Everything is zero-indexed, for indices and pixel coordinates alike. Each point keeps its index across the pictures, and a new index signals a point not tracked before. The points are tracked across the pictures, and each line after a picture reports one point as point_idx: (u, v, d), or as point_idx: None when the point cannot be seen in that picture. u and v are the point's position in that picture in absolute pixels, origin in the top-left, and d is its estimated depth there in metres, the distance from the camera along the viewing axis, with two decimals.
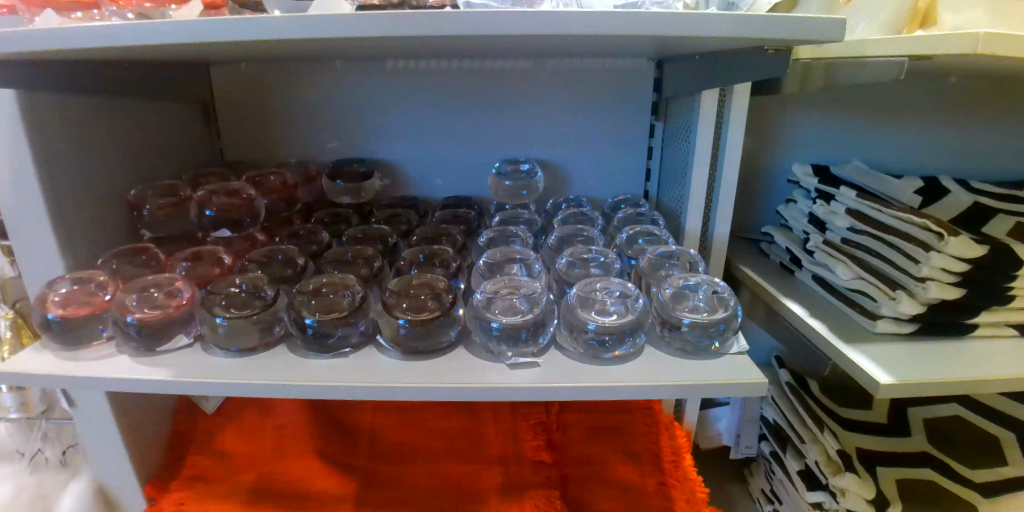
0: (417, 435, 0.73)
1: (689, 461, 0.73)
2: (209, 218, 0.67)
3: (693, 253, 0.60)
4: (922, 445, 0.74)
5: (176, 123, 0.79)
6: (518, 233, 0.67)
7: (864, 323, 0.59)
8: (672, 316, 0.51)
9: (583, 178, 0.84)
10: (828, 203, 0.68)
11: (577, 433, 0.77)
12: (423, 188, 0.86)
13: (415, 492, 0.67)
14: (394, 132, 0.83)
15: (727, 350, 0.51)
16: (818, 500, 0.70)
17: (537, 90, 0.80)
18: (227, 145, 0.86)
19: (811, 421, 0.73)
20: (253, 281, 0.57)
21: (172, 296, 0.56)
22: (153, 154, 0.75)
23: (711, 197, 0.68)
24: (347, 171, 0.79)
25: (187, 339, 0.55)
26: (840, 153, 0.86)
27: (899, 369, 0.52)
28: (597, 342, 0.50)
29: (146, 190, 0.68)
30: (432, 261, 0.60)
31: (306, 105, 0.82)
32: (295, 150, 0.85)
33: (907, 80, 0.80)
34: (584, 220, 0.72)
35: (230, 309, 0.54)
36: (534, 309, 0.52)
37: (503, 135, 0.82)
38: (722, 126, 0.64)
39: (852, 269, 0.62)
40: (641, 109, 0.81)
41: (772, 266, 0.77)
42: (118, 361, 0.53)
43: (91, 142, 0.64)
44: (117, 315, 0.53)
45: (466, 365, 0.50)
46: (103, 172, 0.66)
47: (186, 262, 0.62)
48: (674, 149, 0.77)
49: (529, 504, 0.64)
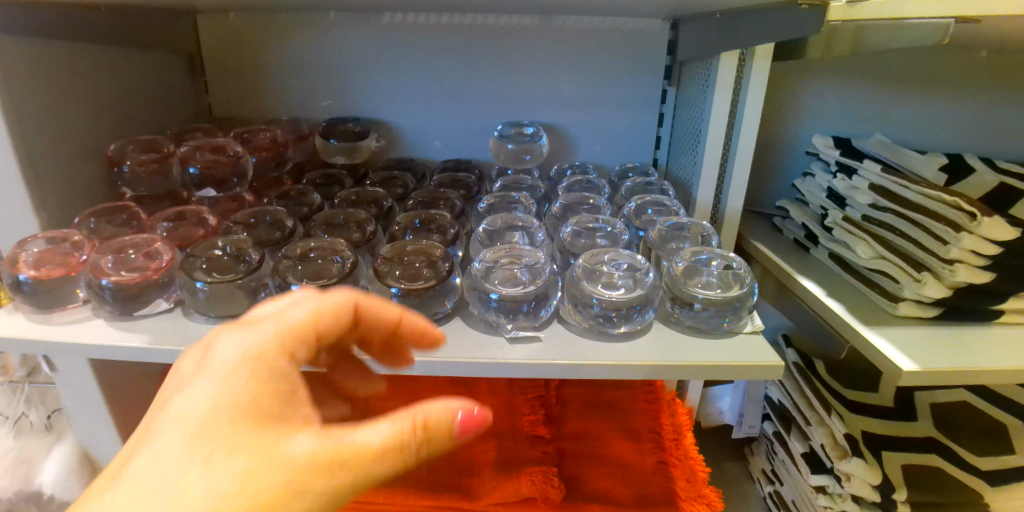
0: (411, 406, 0.71)
1: (691, 439, 0.72)
2: (192, 175, 0.63)
3: (705, 226, 0.56)
4: (927, 432, 0.72)
5: (159, 75, 0.74)
6: (521, 200, 0.63)
7: (885, 305, 0.56)
8: (684, 292, 0.48)
9: (590, 143, 0.80)
10: (850, 178, 0.64)
11: (575, 409, 0.75)
12: (422, 151, 0.82)
13: (409, 464, 0.64)
14: (392, 91, 0.78)
15: (741, 329, 0.48)
16: (822, 484, 0.68)
17: (546, 49, 0.75)
18: (216, 100, 0.81)
19: (817, 403, 0.71)
20: (236, 244, 0.54)
21: (152, 258, 0.52)
22: (135, 108, 0.70)
23: (726, 169, 0.64)
24: (340, 129, 0.75)
25: (167, 303, 0.52)
26: (862, 126, 0.82)
27: (923, 356, 0.49)
28: (603, 317, 0.47)
29: (127, 144, 0.64)
30: (428, 226, 0.57)
31: (299, 59, 0.77)
32: (287, 107, 0.80)
33: (937, 48, 0.76)
34: (590, 188, 0.68)
35: (212, 273, 0.50)
36: (536, 281, 0.48)
37: (507, 96, 0.78)
38: (740, 91, 0.60)
39: (873, 248, 0.59)
40: (654, 72, 0.76)
41: (785, 241, 0.74)
42: (94, 326, 0.50)
43: (66, 92, 0.59)
44: (91, 278, 0.49)
45: (465, 338, 0.47)
46: (81, 126, 0.62)
47: (168, 223, 0.59)
48: (686, 115, 0.73)
49: (526, 481, 0.61)
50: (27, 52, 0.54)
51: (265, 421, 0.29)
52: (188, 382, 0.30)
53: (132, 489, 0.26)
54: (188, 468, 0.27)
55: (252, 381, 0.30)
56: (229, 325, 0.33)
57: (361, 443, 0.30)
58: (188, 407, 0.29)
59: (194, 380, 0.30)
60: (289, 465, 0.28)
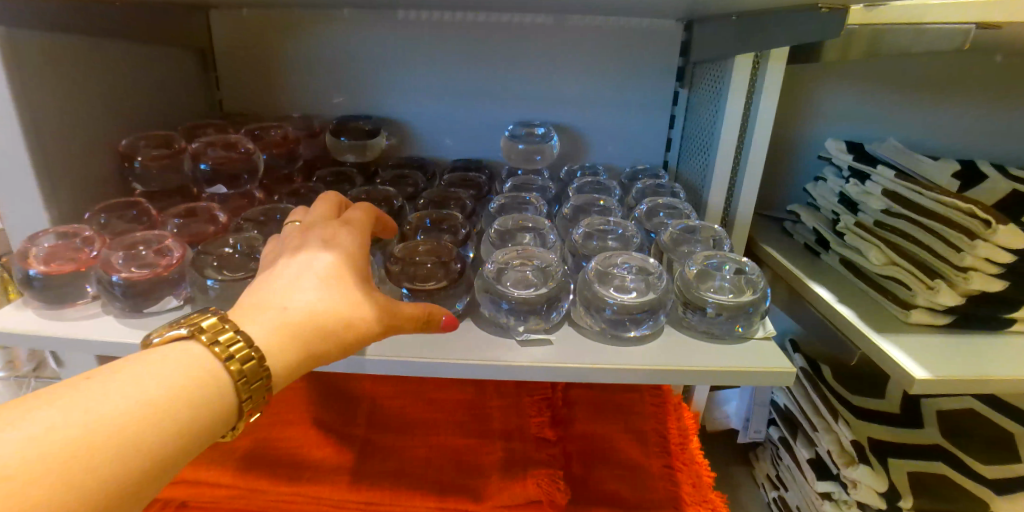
0: (419, 405, 0.71)
1: (696, 444, 0.72)
2: (203, 172, 0.63)
3: (717, 229, 0.56)
4: (934, 438, 0.71)
5: (171, 71, 0.74)
6: (532, 201, 0.63)
7: (896, 312, 0.56)
8: (696, 297, 0.48)
9: (600, 144, 0.80)
10: (862, 183, 0.64)
11: (582, 412, 0.75)
12: (432, 149, 0.82)
13: (416, 464, 0.64)
14: (403, 89, 0.78)
15: (752, 335, 0.48)
16: (827, 490, 0.69)
17: (557, 49, 0.75)
18: (227, 96, 0.81)
19: (824, 410, 0.71)
20: (247, 242, 0.54)
21: (162, 255, 0.53)
22: (148, 102, 0.70)
23: (738, 172, 0.64)
24: (351, 126, 0.75)
25: (177, 301, 0.52)
26: (875, 130, 0.81)
27: (935, 364, 0.49)
28: (615, 321, 0.47)
29: (138, 140, 0.64)
30: (440, 226, 0.57)
31: (311, 56, 0.77)
32: (298, 104, 0.80)
33: (952, 53, 0.75)
34: (601, 190, 0.68)
35: (223, 271, 0.51)
36: (548, 283, 0.48)
37: (518, 96, 0.78)
38: (754, 94, 0.60)
39: (885, 254, 0.59)
40: (666, 74, 0.76)
41: (796, 246, 0.74)
42: (104, 322, 0.51)
43: (80, 86, 0.60)
44: (102, 274, 0.50)
45: (478, 340, 0.48)
46: (93, 121, 0.62)
47: (179, 219, 0.59)
48: (698, 118, 0.72)
49: (532, 484, 0.61)
50: (42, 46, 0.54)
51: (360, 275, 0.40)
52: (311, 243, 0.40)
53: (303, 291, 0.37)
54: (327, 289, 0.38)
55: (345, 251, 0.41)
56: (313, 222, 0.43)
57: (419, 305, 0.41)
58: (320, 253, 0.40)
59: (317, 242, 0.41)
60: (382, 301, 0.40)
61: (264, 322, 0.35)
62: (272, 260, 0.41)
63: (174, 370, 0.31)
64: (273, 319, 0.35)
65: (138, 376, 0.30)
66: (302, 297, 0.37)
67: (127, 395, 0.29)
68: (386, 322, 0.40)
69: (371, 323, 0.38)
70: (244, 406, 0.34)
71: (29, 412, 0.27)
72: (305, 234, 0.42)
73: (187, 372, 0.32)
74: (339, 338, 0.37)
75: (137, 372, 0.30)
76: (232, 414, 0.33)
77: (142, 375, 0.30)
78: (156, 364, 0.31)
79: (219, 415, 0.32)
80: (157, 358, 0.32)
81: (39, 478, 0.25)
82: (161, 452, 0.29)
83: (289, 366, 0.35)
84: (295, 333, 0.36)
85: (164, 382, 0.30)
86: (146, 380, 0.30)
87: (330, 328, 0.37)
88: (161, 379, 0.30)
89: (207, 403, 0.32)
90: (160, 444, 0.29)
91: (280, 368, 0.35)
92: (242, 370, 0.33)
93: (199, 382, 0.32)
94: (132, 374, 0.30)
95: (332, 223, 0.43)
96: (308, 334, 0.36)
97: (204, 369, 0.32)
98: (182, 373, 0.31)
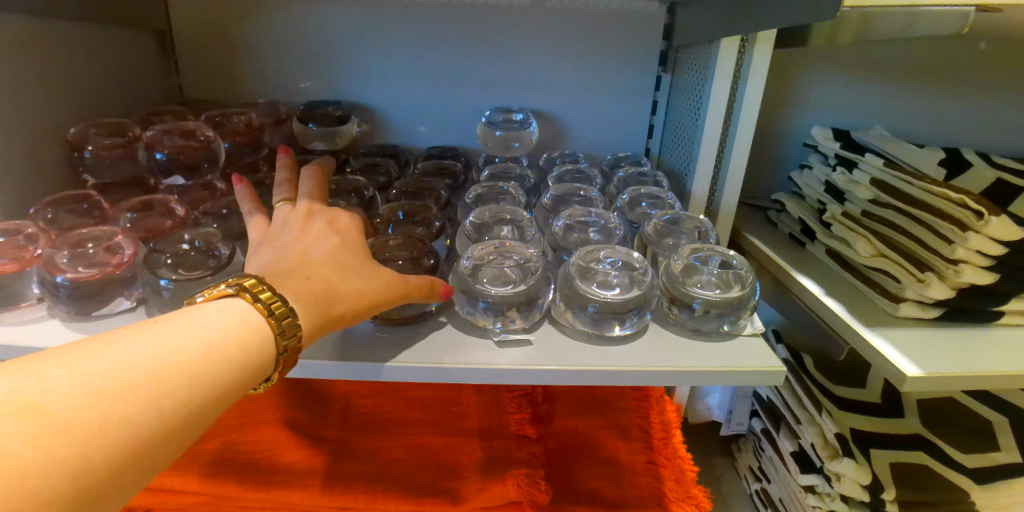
0: (395, 404, 0.68)
1: (679, 437, 0.70)
2: (159, 161, 0.59)
3: (702, 220, 0.54)
4: (918, 428, 0.70)
5: (124, 53, 0.69)
6: (510, 191, 0.60)
7: (885, 305, 0.55)
8: (682, 293, 0.45)
9: (581, 132, 0.77)
10: (850, 172, 0.63)
11: (563, 407, 0.73)
12: (406, 137, 0.78)
13: (393, 466, 0.61)
14: (375, 74, 0.74)
15: (740, 332, 0.46)
16: (811, 483, 0.68)
17: (536, 31, 0.71)
18: (187, 81, 0.77)
19: (808, 401, 0.69)
20: (205, 238, 0.51)
21: (113, 253, 0.49)
22: (99, 87, 0.66)
23: (723, 161, 0.62)
24: (319, 113, 0.71)
25: (129, 302, 0.49)
26: (860, 117, 0.80)
27: (926, 359, 0.48)
28: (598, 320, 0.44)
29: (88, 128, 0.59)
30: (412, 218, 0.54)
31: (276, 38, 0.73)
32: (263, 89, 0.76)
33: (937, 38, 0.74)
34: (581, 179, 0.65)
35: (178, 270, 0.48)
36: (527, 279, 0.46)
37: (495, 81, 0.74)
38: (741, 79, 0.57)
39: (874, 246, 0.57)
40: (649, 58, 0.73)
41: (780, 236, 0.72)
42: (49, 327, 0.47)
43: (21, 71, 0.55)
44: (45, 274, 0.46)
45: (453, 342, 0.45)
46: (36, 108, 0.57)
47: (132, 213, 0.55)
48: (682, 104, 0.70)
49: (512, 485, 0.58)
50: None
51: (364, 254, 0.41)
52: (318, 223, 0.41)
53: (323, 259, 0.38)
54: (342, 261, 0.39)
55: (352, 231, 0.42)
56: (311, 208, 0.43)
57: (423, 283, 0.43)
58: (328, 232, 0.41)
59: (324, 222, 0.42)
60: (391, 275, 0.41)
61: (295, 284, 0.36)
62: (271, 240, 0.41)
63: (222, 322, 0.32)
64: (301, 281, 0.36)
65: (190, 327, 0.30)
66: (323, 265, 0.38)
67: (179, 344, 0.29)
68: (397, 292, 0.41)
69: (385, 292, 0.40)
70: (281, 361, 0.34)
71: (96, 351, 0.27)
72: (307, 217, 0.42)
73: (234, 325, 0.32)
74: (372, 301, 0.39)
75: (208, 318, 0.31)
76: (271, 368, 0.33)
77: (193, 326, 0.30)
78: (223, 309, 0.32)
79: (259, 369, 0.32)
80: (210, 310, 0.32)
81: (107, 410, 0.26)
82: (210, 398, 0.30)
83: (318, 326, 0.36)
84: (321, 296, 0.36)
85: (228, 330, 0.31)
86: (195, 331, 0.30)
87: (350, 293, 0.38)
88: (211, 331, 0.31)
89: (251, 355, 0.32)
90: (211, 393, 0.29)
91: (311, 327, 0.35)
92: (280, 326, 0.33)
93: (244, 335, 0.32)
94: (184, 325, 0.30)
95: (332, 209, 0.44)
96: (332, 298, 0.37)
97: (250, 323, 0.32)
98: (229, 326, 0.32)
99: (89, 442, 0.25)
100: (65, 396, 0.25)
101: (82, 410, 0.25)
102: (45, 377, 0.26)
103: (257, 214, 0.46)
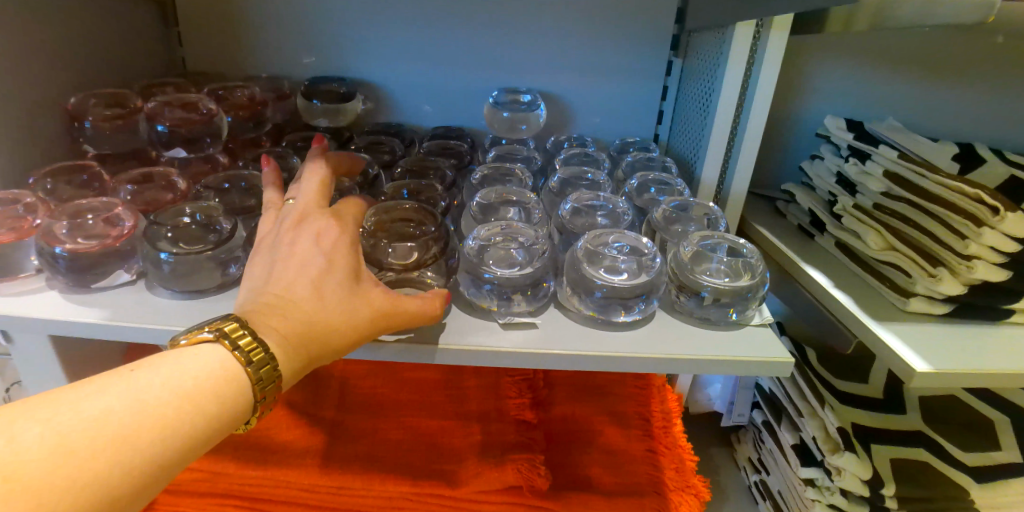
0: (392, 387, 0.68)
1: (680, 427, 0.70)
2: (160, 134, 0.57)
3: (712, 208, 0.53)
4: (916, 423, 0.70)
5: (126, 24, 0.67)
6: (516, 173, 0.59)
7: (895, 300, 0.54)
8: (691, 280, 0.45)
9: (588, 116, 0.76)
10: (862, 163, 0.62)
11: (563, 393, 0.73)
12: (410, 116, 0.77)
13: (389, 448, 0.61)
14: (379, 51, 0.73)
15: (748, 321, 0.45)
16: (811, 476, 0.68)
17: (546, 12, 0.70)
18: (189, 54, 0.75)
19: (810, 394, 0.69)
20: (206, 212, 0.50)
21: (112, 225, 0.48)
22: (100, 58, 0.64)
23: (734, 150, 0.61)
24: (323, 89, 0.70)
25: (128, 275, 0.49)
26: (871, 108, 0.78)
27: (935, 354, 0.47)
28: (605, 305, 0.44)
29: (89, 98, 0.58)
30: (416, 197, 0.54)
31: (280, 11, 0.71)
32: (266, 63, 0.75)
33: (952, 29, 0.72)
34: (589, 162, 0.64)
35: (179, 243, 0.47)
36: (533, 263, 0.45)
37: (502, 62, 0.73)
38: (754, 66, 0.56)
39: (885, 239, 0.57)
40: (659, 42, 0.71)
41: (788, 227, 0.71)
42: (48, 298, 0.46)
43: (19, 39, 0.53)
44: (43, 245, 0.45)
45: (455, 324, 0.44)
46: (35, 76, 0.56)
47: (132, 186, 0.54)
48: (692, 90, 0.69)
49: (511, 469, 0.58)
50: None
51: (355, 274, 0.38)
52: (305, 237, 0.38)
53: (305, 294, 0.35)
54: (329, 280, 0.36)
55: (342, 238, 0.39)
56: (304, 213, 0.40)
57: (418, 312, 0.39)
58: (315, 253, 0.37)
59: (313, 240, 0.38)
60: (381, 304, 0.38)
61: (276, 326, 0.34)
62: (265, 250, 0.39)
63: (199, 371, 0.31)
64: (281, 320, 0.34)
65: (168, 375, 0.30)
66: (305, 299, 0.35)
67: (152, 397, 0.29)
68: (386, 323, 0.38)
69: (370, 325, 0.37)
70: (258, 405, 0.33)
71: (67, 406, 0.27)
72: (297, 227, 0.39)
73: (210, 374, 0.31)
74: (357, 336, 0.37)
75: (182, 368, 0.31)
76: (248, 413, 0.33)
77: (168, 376, 0.30)
78: (202, 354, 0.32)
79: (237, 414, 0.32)
80: (188, 356, 0.31)
81: (82, 466, 0.26)
82: (183, 450, 0.29)
83: (298, 370, 0.34)
84: (303, 337, 0.34)
85: (203, 379, 0.31)
86: (170, 381, 0.30)
87: (334, 332, 0.35)
88: (185, 381, 0.30)
89: (226, 403, 0.31)
90: (184, 445, 0.29)
91: (293, 370, 0.34)
92: (257, 374, 0.32)
93: (220, 383, 0.31)
94: (160, 374, 0.30)
95: (326, 213, 0.40)
96: (311, 338, 0.35)
97: (226, 372, 0.32)
98: (205, 374, 0.31)
99: (63, 499, 0.25)
100: (38, 452, 0.25)
101: (53, 469, 0.25)
102: (18, 433, 0.25)
103: (273, 206, 0.45)
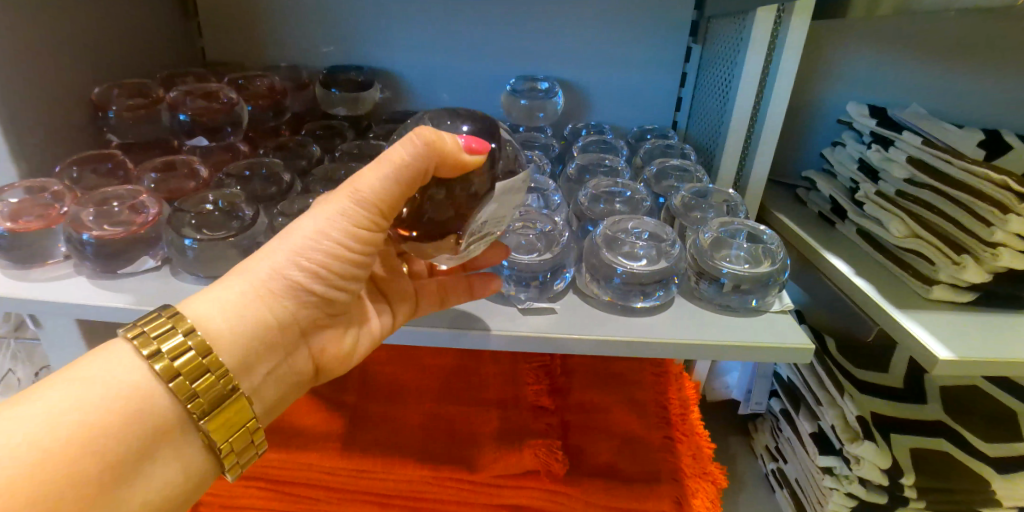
0: (410, 373, 0.68)
1: (697, 415, 0.70)
2: (183, 123, 0.59)
3: (731, 194, 0.53)
4: (937, 415, 0.68)
5: (148, 15, 0.68)
6: (535, 159, 0.59)
7: (917, 288, 0.53)
8: (711, 267, 0.45)
9: (606, 102, 0.76)
10: (885, 150, 0.61)
11: (581, 380, 0.73)
12: (427, 104, 0.77)
13: (409, 432, 0.62)
14: (397, 40, 0.73)
15: (767, 308, 0.45)
16: (829, 465, 0.67)
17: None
18: (209, 44, 0.76)
19: (829, 383, 0.68)
20: (229, 199, 0.51)
21: (137, 212, 0.49)
22: (123, 49, 0.65)
23: (753, 137, 0.60)
24: (341, 78, 0.70)
25: (154, 262, 0.50)
26: (895, 94, 0.77)
27: (958, 343, 0.47)
28: (624, 291, 0.44)
29: (113, 88, 0.59)
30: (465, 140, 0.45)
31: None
32: (285, 53, 0.75)
33: (982, 12, 0.70)
34: (607, 149, 0.64)
35: (202, 230, 0.48)
36: (552, 248, 0.46)
37: (519, 50, 0.73)
38: (776, 52, 0.55)
39: (908, 227, 0.56)
40: (678, 28, 0.70)
41: (809, 215, 0.71)
42: (77, 284, 0.48)
43: (46, 31, 0.55)
44: (71, 232, 0.46)
45: (473, 309, 0.45)
46: (62, 68, 0.57)
47: (156, 174, 0.55)
48: (711, 76, 0.68)
49: (529, 454, 0.58)
50: None
51: None
52: None
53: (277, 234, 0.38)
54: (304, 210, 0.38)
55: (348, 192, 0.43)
56: None
57: (392, 192, 0.34)
58: None
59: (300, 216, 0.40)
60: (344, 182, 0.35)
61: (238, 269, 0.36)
62: None
63: (110, 376, 0.31)
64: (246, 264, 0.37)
65: (76, 387, 0.30)
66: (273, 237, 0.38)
67: (66, 413, 0.29)
68: (357, 196, 0.34)
69: (341, 204, 0.34)
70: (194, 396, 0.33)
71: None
72: None
73: (121, 378, 0.31)
74: (321, 234, 0.35)
75: (89, 377, 0.30)
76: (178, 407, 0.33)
77: (78, 388, 0.30)
78: (108, 360, 0.32)
79: (165, 412, 0.32)
80: (91, 365, 0.31)
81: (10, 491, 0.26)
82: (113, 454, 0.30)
83: (244, 323, 0.35)
84: (253, 269, 0.35)
85: (116, 384, 0.31)
86: (81, 393, 0.30)
87: (291, 239, 0.35)
88: (95, 390, 0.30)
89: (146, 404, 0.32)
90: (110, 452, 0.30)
91: (237, 322, 0.34)
92: (178, 365, 0.32)
93: (134, 385, 0.31)
94: (65, 388, 0.30)
95: None
96: (263, 264, 0.35)
97: (137, 374, 0.32)
98: (117, 378, 0.31)
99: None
100: None
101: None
102: None
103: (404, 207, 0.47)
